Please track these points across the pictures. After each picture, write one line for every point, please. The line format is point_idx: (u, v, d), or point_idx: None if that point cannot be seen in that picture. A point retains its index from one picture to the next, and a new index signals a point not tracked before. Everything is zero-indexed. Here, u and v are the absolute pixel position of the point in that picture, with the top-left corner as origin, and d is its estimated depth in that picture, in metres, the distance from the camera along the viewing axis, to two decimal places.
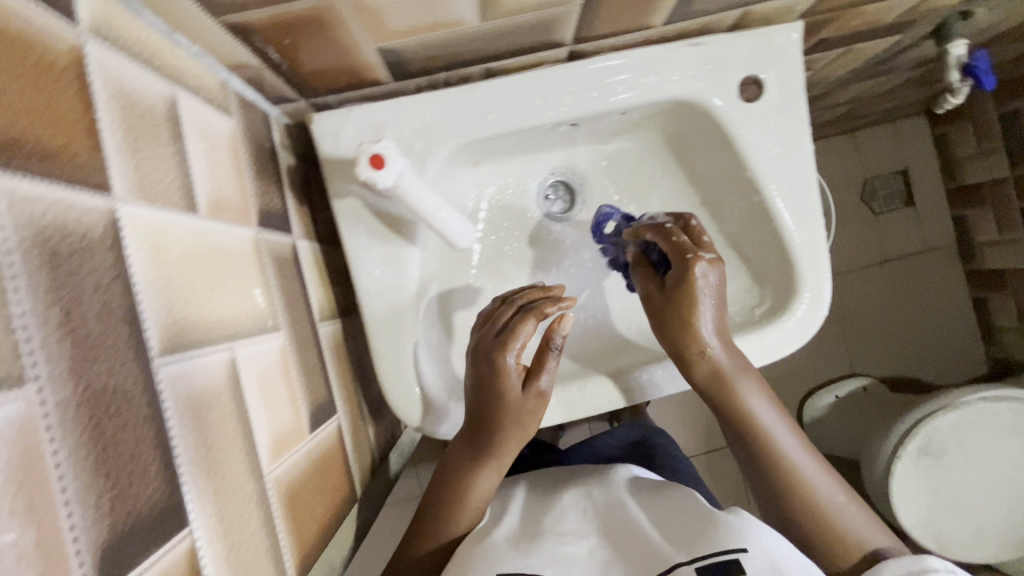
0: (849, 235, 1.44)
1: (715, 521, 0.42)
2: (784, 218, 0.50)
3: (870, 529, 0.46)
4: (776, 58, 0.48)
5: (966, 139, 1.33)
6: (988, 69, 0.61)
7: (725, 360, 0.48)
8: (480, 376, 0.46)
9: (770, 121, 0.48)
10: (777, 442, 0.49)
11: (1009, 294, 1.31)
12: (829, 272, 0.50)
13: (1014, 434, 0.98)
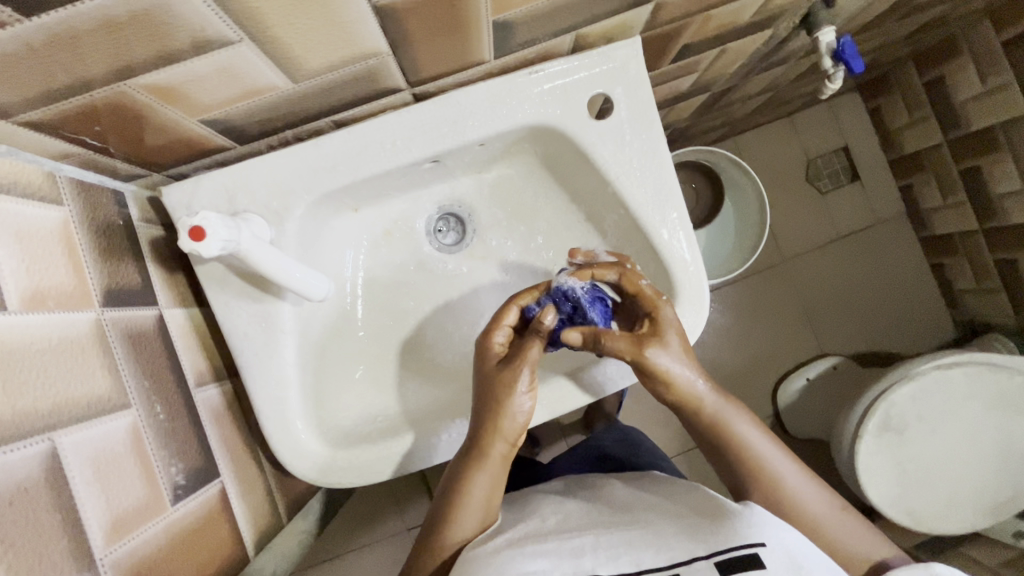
0: (801, 217, 1.44)
1: (729, 515, 0.45)
2: (653, 227, 0.50)
3: (870, 539, 0.49)
4: (620, 75, 0.49)
5: (898, 110, 1.35)
6: (855, 53, 0.63)
7: (709, 396, 0.51)
8: (477, 361, 0.51)
9: (624, 135, 0.49)
10: (773, 466, 0.50)
11: (962, 256, 1.32)
12: (703, 275, 0.51)
13: (974, 398, 0.98)
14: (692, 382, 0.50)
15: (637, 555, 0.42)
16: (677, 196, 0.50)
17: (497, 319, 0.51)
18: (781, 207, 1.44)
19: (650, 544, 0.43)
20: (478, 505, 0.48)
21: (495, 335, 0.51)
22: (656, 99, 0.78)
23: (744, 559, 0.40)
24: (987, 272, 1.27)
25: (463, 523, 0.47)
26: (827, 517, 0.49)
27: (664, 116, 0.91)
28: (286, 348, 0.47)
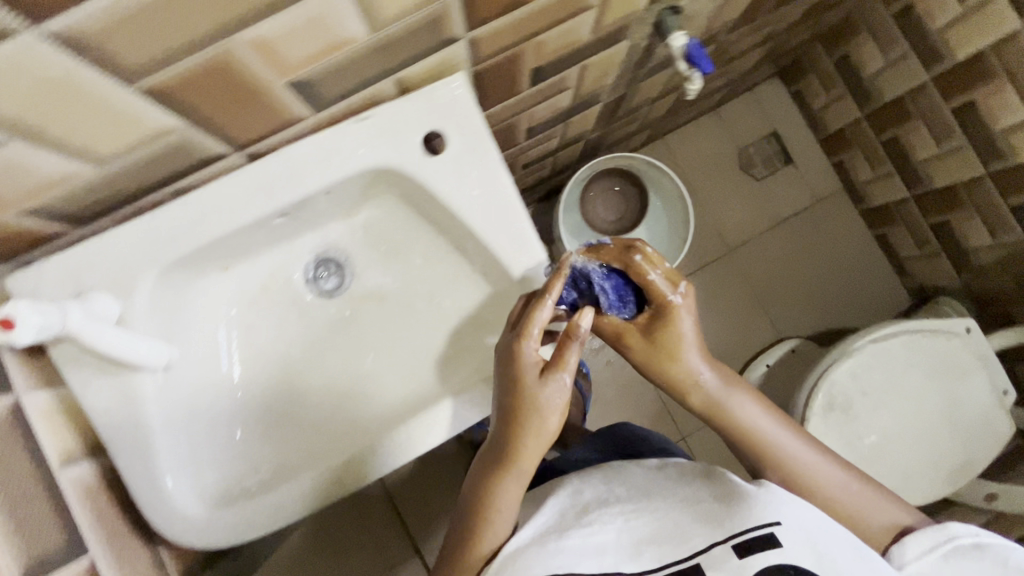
0: (741, 206, 1.46)
1: (745, 499, 0.48)
2: (501, 250, 0.52)
3: (889, 509, 0.51)
4: (449, 111, 0.50)
5: (816, 90, 1.37)
6: (703, 55, 0.65)
7: (713, 384, 0.54)
8: (507, 372, 0.50)
9: (463, 167, 0.51)
10: (777, 446, 0.53)
11: (900, 224, 1.34)
12: None
13: (913, 366, 0.99)
14: (696, 371, 0.54)
15: (660, 550, 0.46)
16: (523, 220, 0.52)
17: (526, 326, 0.49)
18: (720, 199, 1.46)
19: (673, 532, 0.47)
20: (505, 507, 0.50)
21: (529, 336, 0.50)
22: (539, 118, 0.80)
23: (760, 541, 0.44)
24: (926, 237, 1.29)
25: (493, 534, 0.49)
26: (843, 491, 0.51)
27: (562, 131, 0.93)
28: (149, 415, 0.48)
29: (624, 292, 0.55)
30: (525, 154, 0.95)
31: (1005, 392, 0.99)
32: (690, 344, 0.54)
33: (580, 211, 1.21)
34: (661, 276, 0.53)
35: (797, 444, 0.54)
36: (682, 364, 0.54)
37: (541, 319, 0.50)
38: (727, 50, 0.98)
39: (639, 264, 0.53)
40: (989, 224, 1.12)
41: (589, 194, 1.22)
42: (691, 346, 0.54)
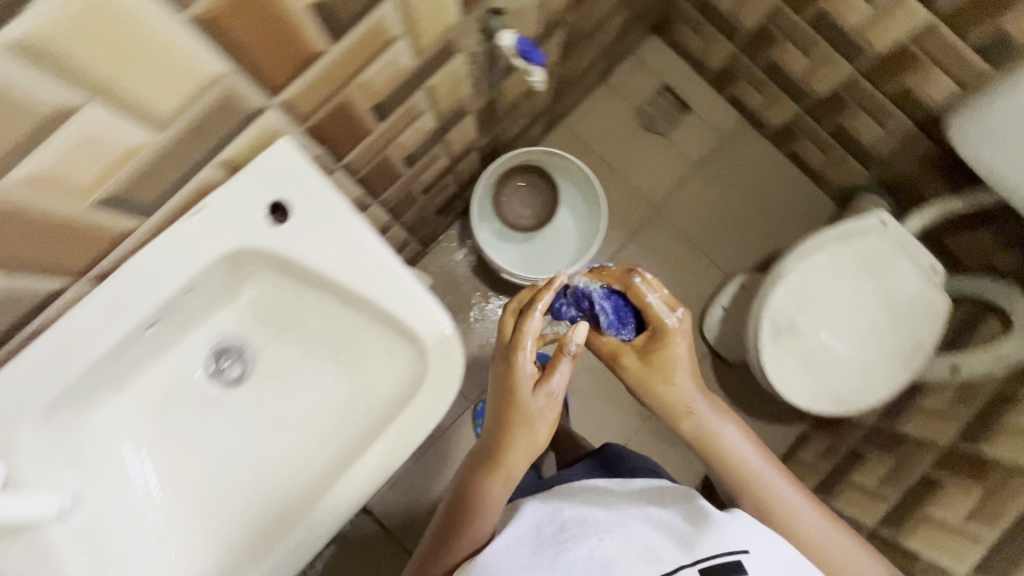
0: (654, 164, 1.49)
1: (713, 522, 0.56)
2: (376, 295, 0.52)
3: (858, 553, 0.67)
4: (283, 177, 0.51)
5: (690, 36, 1.41)
6: (532, 47, 0.68)
7: (703, 412, 0.71)
8: (503, 372, 0.67)
9: (312, 228, 0.52)
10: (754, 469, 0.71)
11: (803, 138, 1.38)
12: (441, 315, 0.53)
13: (842, 271, 1.02)
14: (687, 397, 0.71)
15: (628, 568, 0.52)
16: (390, 260, 0.53)
17: (522, 338, 0.65)
18: (633, 163, 1.49)
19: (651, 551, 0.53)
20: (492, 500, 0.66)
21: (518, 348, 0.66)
22: (412, 146, 0.80)
23: (727, 566, 0.52)
24: (828, 144, 1.33)
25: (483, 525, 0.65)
26: (808, 525, 0.68)
27: (446, 150, 0.94)
28: (62, 564, 0.46)
29: (622, 311, 0.72)
30: (417, 182, 0.96)
31: (934, 269, 1.03)
32: (681, 371, 0.70)
33: (497, 217, 1.23)
34: (656, 299, 0.69)
35: (774, 474, 0.71)
36: (674, 390, 0.70)
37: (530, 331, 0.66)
38: (581, 28, 1.00)
39: (641, 289, 0.69)
40: (875, 117, 1.16)
41: (499, 199, 1.24)
42: (686, 374, 0.70)
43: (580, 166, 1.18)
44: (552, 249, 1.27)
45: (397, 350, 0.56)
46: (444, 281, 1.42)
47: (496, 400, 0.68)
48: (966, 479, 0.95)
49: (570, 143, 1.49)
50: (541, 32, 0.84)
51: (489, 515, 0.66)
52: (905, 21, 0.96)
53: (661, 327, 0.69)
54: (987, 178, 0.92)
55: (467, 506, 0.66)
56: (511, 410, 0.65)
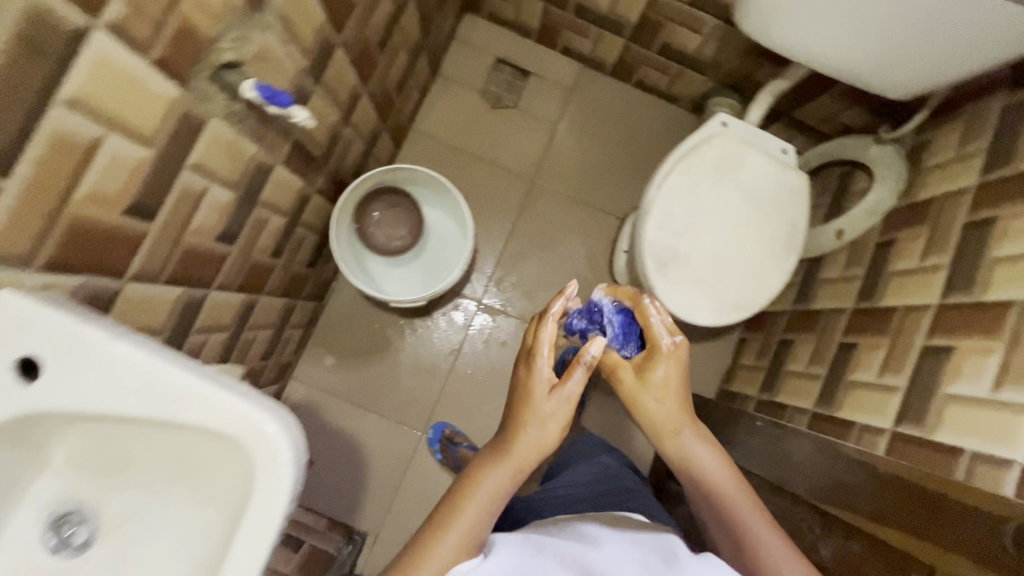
0: (516, 138, 1.48)
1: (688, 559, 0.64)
2: (171, 412, 0.48)
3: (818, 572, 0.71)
4: (22, 331, 0.48)
5: (500, 3, 1.39)
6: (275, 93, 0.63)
7: (686, 431, 0.80)
8: (524, 373, 0.77)
9: (73, 373, 0.49)
10: (728, 481, 0.77)
11: (640, 65, 1.39)
12: (247, 406, 0.48)
13: (700, 184, 1.02)
14: (672, 417, 0.80)
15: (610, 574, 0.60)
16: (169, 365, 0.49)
17: (544, 339, 0.78)
18: (494, 144, 1.47)
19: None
20: (489, 490, 0.69)
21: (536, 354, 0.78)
22: (217, 224, 0.75)
23: None
24: (662, 64, 1.34)
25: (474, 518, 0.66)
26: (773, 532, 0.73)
27: (271, 210, 0.89)
28: None
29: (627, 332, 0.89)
30: (256, 251, 0.91)
31: (783, 151, 1.05)
32: (667, 390, 0.81)
33: (375, 252, 1.21)
34: (657, 321, 0.84)
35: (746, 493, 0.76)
36: (659, 408, 0.81)
37: (544, 337, 0.79)
38: (367, 40, 0.97)
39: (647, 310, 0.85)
40: (688, 26, 1.17)
41: (367, 234, 1.19)
42: (674, 395, 0.81)
43: (423, 171, 1.14)
44: (440, 256, 1.26)
45: (229, 453, 0.51)
46: (352, 327, 1.37)
47: (513, 402, 0.77)
48: (872, 335, 0.98)
49: (426, 147, 1.45)
50: (310, 62, 0.80)
51: (485, 510, 0.67)
52: None
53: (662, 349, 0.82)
54: (895, 90, 0.88)
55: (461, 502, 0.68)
56: (524, 402, 0.74)
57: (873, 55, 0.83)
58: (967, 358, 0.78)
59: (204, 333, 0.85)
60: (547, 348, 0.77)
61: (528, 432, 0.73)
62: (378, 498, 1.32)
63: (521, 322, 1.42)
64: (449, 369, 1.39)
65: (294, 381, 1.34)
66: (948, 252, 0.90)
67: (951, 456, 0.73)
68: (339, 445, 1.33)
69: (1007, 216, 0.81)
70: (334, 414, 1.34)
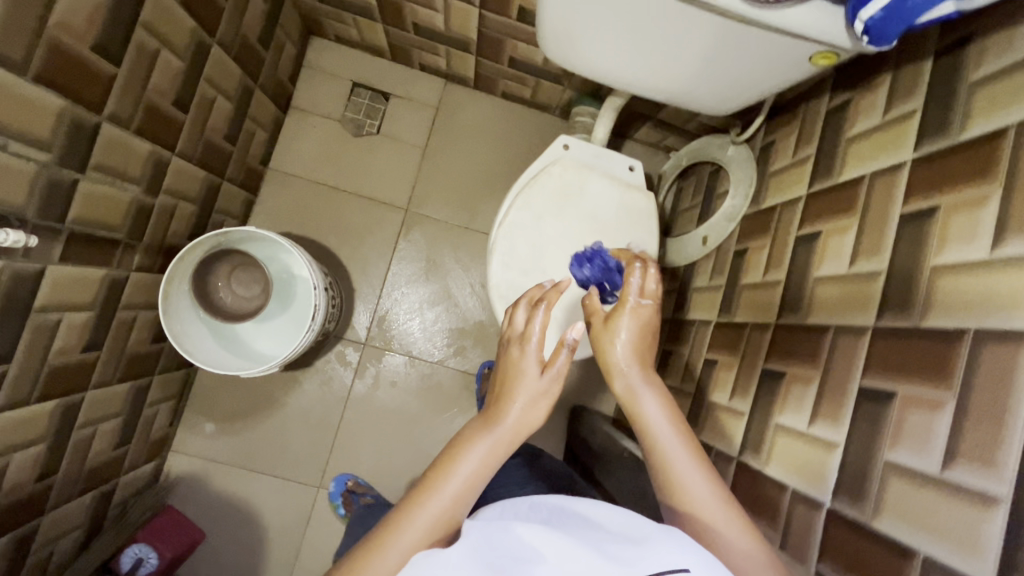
0: (384, 165, 1.40)
1: (656, 540, 0.48)
2: None
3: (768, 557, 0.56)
4: None
5: (342, 27, 1.30)
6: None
7: (642, 386, 0.70)
8: (510, 353, 0.76)
9: None
10: (683, 437, 0.65)
11: (499, 79, 1.32)
12: None
13: (544, 215, 0.98)
14: (628, 371, 0.73)
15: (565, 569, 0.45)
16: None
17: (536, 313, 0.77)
18: (361, 174, 1.39)
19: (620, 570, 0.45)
20: (458, 468, 0.62)
21: (526, 337, 0.76)
22: None
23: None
24: (519, 75, 1.28)
25: (434, 503, 0.59)
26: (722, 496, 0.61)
27: (61, 309, 0.82)
28: None
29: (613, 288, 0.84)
30: (54, 355, 0.83)
31: (630, 169, 1.03)
32: (630, 347, 0.75)
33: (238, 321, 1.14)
34: (635, 279, 0.78)
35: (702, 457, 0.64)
36: (621, 360, 0.74)
37: (533, 320, 0.78)
38: (155, 104, 0.88)
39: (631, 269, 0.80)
40: (526, 41, 1.11)
41: (223, 306, 1.13)
42: (636, 353, 0.74)
43: (256, 231, 1.08)
44: (305, 301, 1.20)
45: None
46: (230, 388, 1.31)
47: (501, 381, 0.73)
48: (728, 352, 0.96)
49: (288, 186, 1.37)
50: (58, 151, 0.72)
51: (461, 486, 0.61)
52: None
53: (636, 300, 0.77)
54: (711, 107, 0.84)
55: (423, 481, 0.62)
56: (503, 382, 0.72)
57: (679, 75, 0.78)
58: (793, 386, 0.76)
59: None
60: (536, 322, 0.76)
61: (515, 405, 0.68)
62: (280, 561, 1.28)
63: (411, 358, 1.37)
64: (340, 418, 1.34)
65: (175, 453, 1.29)
66: (784, 267, 0.88)
67: (779, 492, 0.72)
68: (232, 512, 1.29)
69: (826, 231, 0.79)
70: (223, 481, 1.29)
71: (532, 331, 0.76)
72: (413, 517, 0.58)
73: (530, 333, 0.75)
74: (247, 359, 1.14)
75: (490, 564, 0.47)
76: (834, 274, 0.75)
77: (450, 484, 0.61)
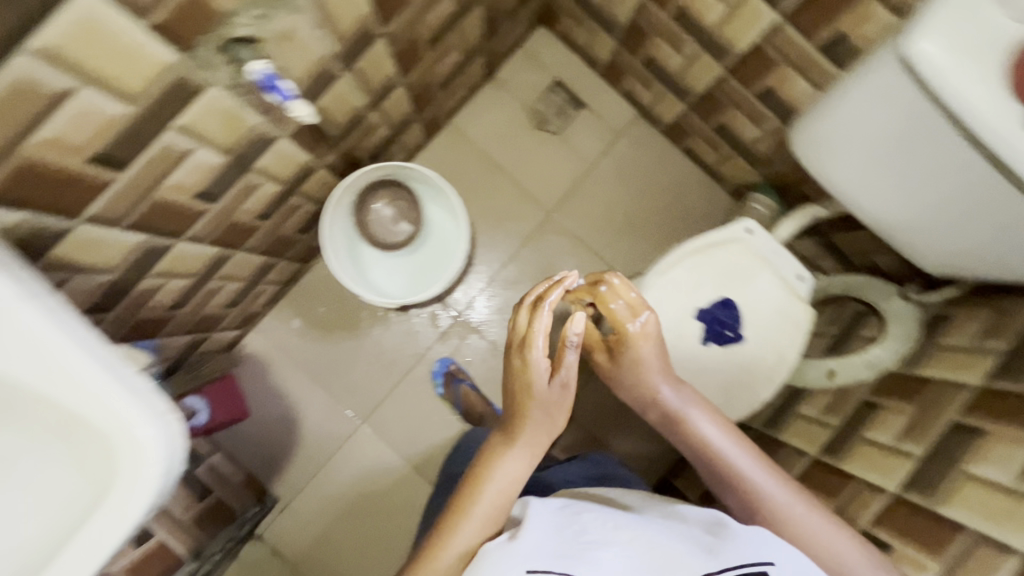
0: (549, 165, 1.43)
1: (729, 534, 0.62)
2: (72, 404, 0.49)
3: (840, 538, 0.68)
4: None
5: (575, 29, 1.34)
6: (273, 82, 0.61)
7: (672, 400, 0.82)
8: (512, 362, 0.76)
9: None
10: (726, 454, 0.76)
11: (695, 136, 1.33)
12: (140, 420, 0.49)
13: (701, 286, 0.98)
14: (658, 387, 0.82)
15: (647, 554, 0.60)
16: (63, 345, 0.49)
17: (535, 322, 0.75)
18: (525, 164, 1.43)
19: (695, 559, 0.59)
20: (506, 474, 0.70)
21: (529, 344, 0.75)
22: (197, 184, 0.73)
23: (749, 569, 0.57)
24: (717, 141, 1.28)
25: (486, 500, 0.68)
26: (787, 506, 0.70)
27: (267, 177, 0.87)
28: None
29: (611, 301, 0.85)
30: (240, 212, 0.89)
31: (799, 278, 1.00)
32: (643, 367, 0.83)
33: (379, 249, 1.23)
34: (624, 302, 0.81)
35: (753, 460, 0.75)
36: (647, 379, 0.82)
37: (534, 327, 0.77)
38: (417, 35, 0.93)
39: (615, 291, 0.81)
40: (749, 116, 1.11)
41: (369, 230, 1.21)
42: (655, 371, 0.82)
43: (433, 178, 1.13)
44: (437, 259, 1.25)
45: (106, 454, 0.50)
46: (328, 298, 1.36)
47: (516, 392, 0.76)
48: (822, 495, 0.93)
49: (458, 146, 1.42)
50: (344, 47, 0.77)
51: (503, 497, 0.69)
52: (756, 18, 0.90)
53: (629, 321, 0.81)
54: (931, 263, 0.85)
55: (470, 481, 0.70)
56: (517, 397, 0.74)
57: (899, 211, 0.80)
58: (901, 565, 0.73)
59: (161, 278, 0.84)
60: (539, 340, 0.74)
61: (539, 419, 0.74)
62: (303, 471, 1.34)
63: (494, 347, 1.39)
64: (407, 370, 1.37)
65: (256, 332, 1.35)
66: (925, 443, 0.85)
67: None
68: (281, 407, 1.35)
69: (997, 434, 0.76)
70: (284, 377, 1.35)
71: (536, 340, 0.75)
72: (468, 517, 0.66)
73: (529, 347, 0.74)
74: (364, 286, 1.20)
75: (574, 538, 0.61)
76: (993, 480, 0.71)
77: (491, 489, 0.69)
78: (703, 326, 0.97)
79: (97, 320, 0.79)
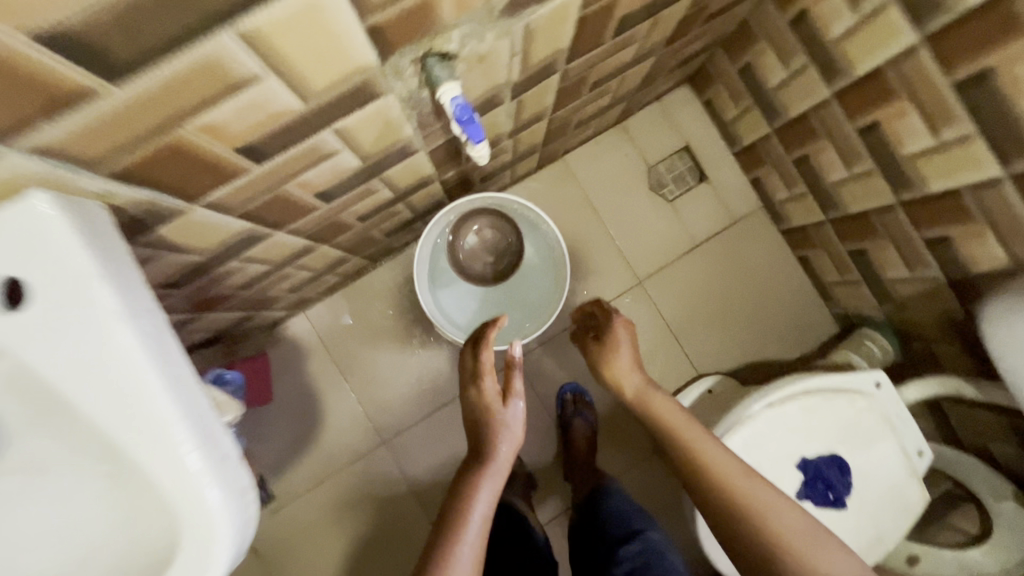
0: (653, 231, 1.32)
1: None
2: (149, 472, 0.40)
3: (827, 545, 0.67)
4: (46, 249, 0.39)
5: (725, 101, 1.24)
6: (473, 118, 0.53)
7: (638, 383, 0.90)
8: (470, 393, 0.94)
9: (73, 344, 0.39)
10: (702, 450, 0.78)
11: (820, 249, 1.22)
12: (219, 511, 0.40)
13: (812, 434, 0.86)
14: (625, 372, 0.92)
15: None
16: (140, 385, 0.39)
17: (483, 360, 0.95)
18: (628, 222, 1.32)
19: None
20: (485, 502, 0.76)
21: (481, 377, 0.92)
22: (325, 184, 0.64)
23: None
24: (845, 263, 1.17)
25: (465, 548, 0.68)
26: (768, 503, 0.70)
27: (387, 184, 0.78)
28: None
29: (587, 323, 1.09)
30: (346, 213, 0.80)
31: (919, 454, 0.87)
32: (618, 356, 0.94)
33: (463, 279, 1.13)
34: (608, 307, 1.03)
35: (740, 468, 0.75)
36: (619, 362, 0.93)
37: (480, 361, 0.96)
38: (588, 76, 0.84)
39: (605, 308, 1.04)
40: (903, 255, 1.00)
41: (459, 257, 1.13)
42: (630, 365, 0.92)
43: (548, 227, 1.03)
44: (519, 308, 1.14)
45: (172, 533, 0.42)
46: (386, 304, 1.27)
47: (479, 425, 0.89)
48: None
49: (564, 185, 1.31)
50: (524, 79, 0.68)
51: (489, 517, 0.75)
52: (970, 165, 0.79)
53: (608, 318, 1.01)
54: None
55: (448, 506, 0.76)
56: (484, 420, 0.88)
57: None
58: None
59: (245, 262, 0.75)
60: (487, 376, 0.91)
61: (502, 443, 0.85)
62: (308, 473, 1.25)
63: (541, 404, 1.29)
64: (445, 402, 1.27)
65: (304, 317, 1.26)
66: None
67: None
68: (305, 401, 1.26)
69: None
70: (317, 371, 1.27)
71: (488, 372, 0.93)
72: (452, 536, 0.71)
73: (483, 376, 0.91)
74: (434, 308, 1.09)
75: None
76: None
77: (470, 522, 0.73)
78: (806, 480, 0.85)
79: (166, 295, 0.70)
